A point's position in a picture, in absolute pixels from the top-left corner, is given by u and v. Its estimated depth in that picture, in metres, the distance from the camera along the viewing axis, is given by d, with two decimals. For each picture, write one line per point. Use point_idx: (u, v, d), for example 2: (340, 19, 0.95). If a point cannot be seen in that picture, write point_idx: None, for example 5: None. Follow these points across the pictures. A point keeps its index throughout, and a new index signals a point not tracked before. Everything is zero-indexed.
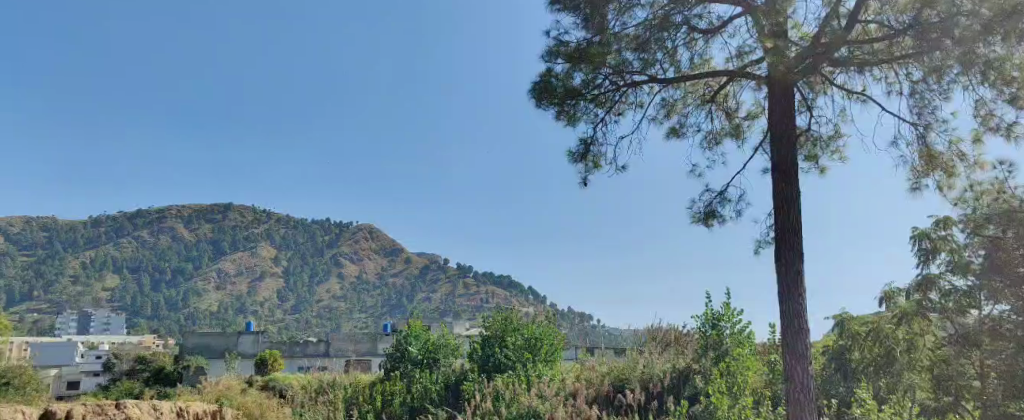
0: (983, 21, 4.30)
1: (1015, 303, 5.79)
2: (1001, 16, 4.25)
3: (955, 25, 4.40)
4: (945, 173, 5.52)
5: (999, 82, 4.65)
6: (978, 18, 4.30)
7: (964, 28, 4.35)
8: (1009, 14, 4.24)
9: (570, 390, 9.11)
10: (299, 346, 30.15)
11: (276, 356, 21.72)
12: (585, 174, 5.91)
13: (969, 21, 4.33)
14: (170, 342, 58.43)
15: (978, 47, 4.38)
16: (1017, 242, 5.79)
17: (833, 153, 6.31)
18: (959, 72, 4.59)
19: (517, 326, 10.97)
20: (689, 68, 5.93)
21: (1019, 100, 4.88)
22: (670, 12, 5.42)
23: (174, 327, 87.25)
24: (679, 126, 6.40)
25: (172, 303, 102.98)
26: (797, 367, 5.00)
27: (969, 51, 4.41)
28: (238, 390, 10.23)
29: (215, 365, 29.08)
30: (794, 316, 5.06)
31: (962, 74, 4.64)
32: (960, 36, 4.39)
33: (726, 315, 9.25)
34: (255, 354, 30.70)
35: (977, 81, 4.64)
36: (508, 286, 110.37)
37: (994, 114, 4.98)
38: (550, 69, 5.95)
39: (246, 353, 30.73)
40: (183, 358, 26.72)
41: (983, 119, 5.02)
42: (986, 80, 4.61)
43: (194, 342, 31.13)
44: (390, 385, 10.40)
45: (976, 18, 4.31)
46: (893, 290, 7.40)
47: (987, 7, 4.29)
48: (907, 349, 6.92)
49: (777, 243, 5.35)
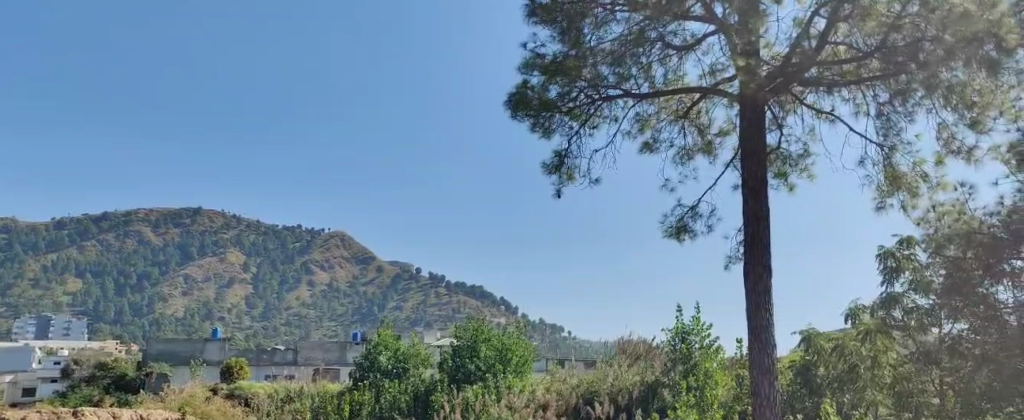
0: (946, 46, 4.48)
1: (973, 321, 5.79)
2: (963, 42, 4.41)
3: (920, 49, 4.64)
4: (909, 193, 5.65)
5: (962, 107, 4.80)
6: (942, 44, 4.49)
7: (929, 53, 4.57)
8: (970, 41, 4.39)
9: (540, 401, 9.09)
10: (268, 355, 29.75)
11: (243, 364, 21.42)
12: (558, 187, 6.01)
13: (933, 46, 4.54)
14: (132, 349, 57.02)
15: (941, 72, 4.57)
16: (978, 263, 5.66)
17: (801, 171, 6.48)
18: (923, 95, 4.79)
19: (489, 336, 10.96)
20: (663, 84, 6.02)
21: (980, 124, 4.98)
22: (645, 28, 5.55)
23: (139, 333, 85.21)
24: (652, 142, 6.54)
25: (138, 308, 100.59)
26: (764, 382, 5.11)
27: (932, 75, 4.61)
28: (203, 398, 10.07)
29: (178, 372, 28.53)
30: (761, 332, 5.18)
31: (926, 98, 4.82)
32: (925, 60, 4.61)
33: (695, 328, 9.38)
34: (220, 362, 30.19)
35: (940, 104, 4.79)
36: (482, 297, 109.87)
37: (956, 137, 5.13)
38: (525, 82, 6.01)
39: (212, 361, 30.21)
40: (143, 365, 26.08)
41: (945, 142, 5.18)
42: (949, 104, 4.76)
43: (158, 349, 30.56)
44: (358, 393, 10.27)
45: (940, 43, 4.50)
46: (858, 307, 7.69)
47: (950, 34, 4.44)
48: (870, 365, 6.86)
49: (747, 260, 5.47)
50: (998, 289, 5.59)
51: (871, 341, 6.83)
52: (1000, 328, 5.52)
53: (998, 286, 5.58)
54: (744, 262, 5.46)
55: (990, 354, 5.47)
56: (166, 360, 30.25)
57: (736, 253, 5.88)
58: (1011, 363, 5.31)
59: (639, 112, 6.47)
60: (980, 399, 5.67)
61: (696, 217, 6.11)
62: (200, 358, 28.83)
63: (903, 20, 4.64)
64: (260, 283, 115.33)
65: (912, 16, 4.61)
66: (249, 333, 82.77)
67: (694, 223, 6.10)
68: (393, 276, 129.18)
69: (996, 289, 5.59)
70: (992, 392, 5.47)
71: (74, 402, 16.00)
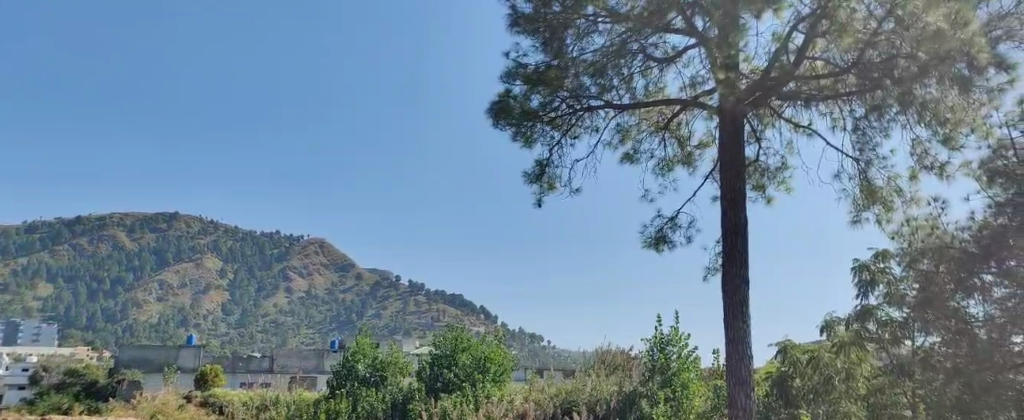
0: (920, 63, 4.63)
1: (944, 334, 5.66)
2: (936, 60, 4.56)
3: (895, 65, 4.76)
4: (883, 207, 5.73)
5: (935, 124, 4.90)
6: (916, 61, 4.63)
7: (903, 70, 4.72)
8: (943, 58, 4.52)
9: (518, 411, 9.04)
10: (243, 363, 29.26)
11: (217, 371, 21.14)
12: (539, 196, 6.09)
13: (907, 63, 4.69)
14: (102, 356, 55.86)
15: (915, 88, 4.70)
16: (950, 277, 5.60)
17: (779, 184, 6.57)
18: (897, 111, 4.90)
19: (467, 345, 10.91)
20: (644, 96, 6.07)
21: (953, 141, 5.06)
22: (626, 40, 5.62)
23: (112, 338, 83.58)
24: (633, 153, 6.61)
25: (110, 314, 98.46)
26: (741, 393, 5.26)
27: (906, 91, 4.73)
28: (175, 406, 9.85)
29: (149, 378, 27.99)
30: (738, 344, 5.33)
31: (901, 114, 4.92)
32: (900, 77, 4.75)
33: (673, 338, 9.41)
34: (194, 369, 29.70)
35: (914, 120, 4.92)
36: (462, 306, 109.27)
37: (929, 153, 5.22)
38: (508, 90, 6.05)
39: (186, 368, 29.72)
40: (112, 372, 25.52)
41: (919, 158, 5.28)
42: (923, 121, 4.87)
43: (130, 355, 29.97)
44: (335, 401, 10.13)
45: (914, 60, 4.64)
46: (833, 318, 7.78)
47: (924, 52, 4.58)
48: (845, 377, 7.21)
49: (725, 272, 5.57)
50: (969, 302, 5.51)
51: (847, 351, 6.99)
52: (971, 341, 5.43)
53: (969, 300, 5.50)
54: (721, 274, 5.58)
55: (961, 367, 5.39)
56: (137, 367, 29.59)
57: (715, 265, 5.97)
58: (980, 376, 5.24)
59: (620, 123, 6.53)
60: (950, 412, 5.41)
61: (676, 227, 6.21)
62: (173, 365, 28.31)
63: (879, 37, 4.75)
64: (239, 289, 113.84)
65: (887, 33, 4.71)
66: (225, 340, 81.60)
67: (673, 234, 6.20)
68: (375, 282, 128.25)
69: (967, 303, 5.51)
70: (963, 406, 5.30)
71: (41, 410, 15.63)
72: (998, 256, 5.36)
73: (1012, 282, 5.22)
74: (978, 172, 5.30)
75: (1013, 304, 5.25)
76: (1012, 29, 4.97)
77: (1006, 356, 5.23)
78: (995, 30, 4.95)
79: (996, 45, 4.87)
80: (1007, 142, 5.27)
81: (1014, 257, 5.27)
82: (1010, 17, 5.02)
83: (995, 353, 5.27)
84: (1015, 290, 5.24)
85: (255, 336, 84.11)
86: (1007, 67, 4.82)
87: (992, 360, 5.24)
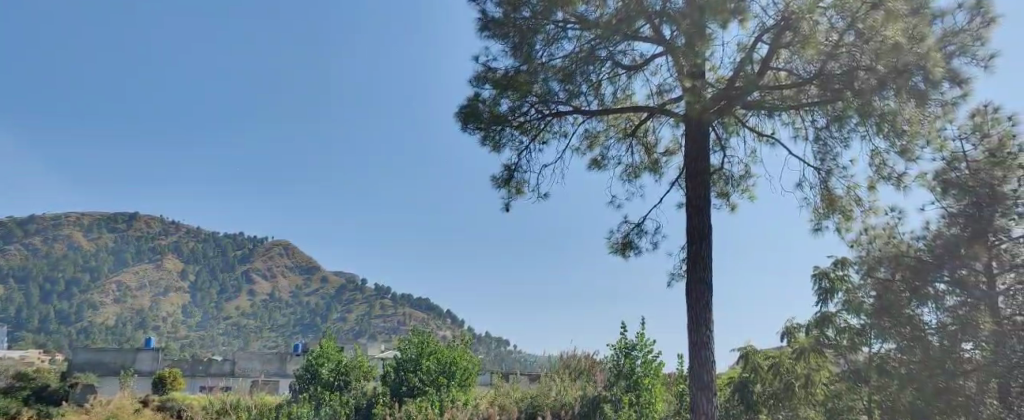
0: (879, 76, 4.73)
1: (900, 342, 5.39)
2: (894, 73, 4.71)
3: (856, 78, 4.85)
4: (843, 216, 5.87)
5: (893, 136, 4.97)
6: (875, 73, 4.74)
7: (863, 82, 4.78)
8: (901, 72, 4.69)
9: (483, 414, 9.02)
10: (203, 366, 28.74)
11: (177, 375, 20.76)
12: (508, 200, 6.17)
13: (867, 75, 4.77)
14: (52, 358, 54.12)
15: (874, 100, 4.74)
16: (904, 286, 5.41)
17: (743, 192, 6.70)
18: (857, 123, 4.87)
19: (433, 350, 10.85)
20: (612, 102, 6.13)
21: (909, 153, 5.13)
22: (595, 47, 5.57)
23: (67, 341, 81.03)
24: (600, 159, 6.69)
25: (66, 315, 95.53)
26: (703, 398, 5.33)
27: (864, 104, 4.77)
28: (131, 411, 9.59)
29: (104, 382, 27.34)
30: (701, 349, 5.39)
31: (860, 125, 4.90)
32: (860, 88, 4.80)
33: (639, 344, 9.51)
34: (153, 373, 29.09)
35: (873, 132, 4.89)
36: (431, 310, 108.59)
37: (887, 164, 5.32)
38: (477, 94, 6.09)
39: (144, 371, 29.11)
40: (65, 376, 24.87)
41: (877, 168, 5.40)
42: (882, 133, 4.89)
43: (83, 358, 29.24)
44: (297, 406, 9.98)
45: (874, 73, 4.75)
46: (795, 324, 7.92)
47: (883, 64, 4.73)
48: (804, 383, 7.40)
49: (689, 277, 5.63)
50: (924, 310, 5.31)
51: (805, 358, 7.13)
52: (924, 349, 5.23)
53: (924, 307, 5.30)
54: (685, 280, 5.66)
55: (915, 374, 5.18)
56: (92, 369, 28.88)
57: (680, 271, 6.08)
58: (932, 382, 5.05)
59: (588, 129, 6.61)
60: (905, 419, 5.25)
61: (642, 233, 6.29)
62: (130, 369, 27.70)
63: (840, 49, 4.91)
64: (206, 290, 111.76)
65: (848, 45, 4.89)
66: (187, 343, 79.86)
67: (639, 240, 6.28)
68: (345, 285, 126.98)
69: (921, 311, 5.31)
70: (912, 411, 5.13)
71: None
72: (951, 264, 5.21)
73: (963, 289, 5.08)
74: (932, 182, 5.42)
75: (964, 312, 5.04)
76: (965, 45, 5.11)
77: (956, 364, 5.02)
78: (949, 46, 5.08)
79: (950, 60, 5.01)
80: (959, 153, 5.39)
81: (965, 266, 5.16)
82: (963, 34, 5.15)
83: (946, 361, 5.06)
84: (966, 298, 5.07)
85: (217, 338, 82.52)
86: (961, 82, 4.98)
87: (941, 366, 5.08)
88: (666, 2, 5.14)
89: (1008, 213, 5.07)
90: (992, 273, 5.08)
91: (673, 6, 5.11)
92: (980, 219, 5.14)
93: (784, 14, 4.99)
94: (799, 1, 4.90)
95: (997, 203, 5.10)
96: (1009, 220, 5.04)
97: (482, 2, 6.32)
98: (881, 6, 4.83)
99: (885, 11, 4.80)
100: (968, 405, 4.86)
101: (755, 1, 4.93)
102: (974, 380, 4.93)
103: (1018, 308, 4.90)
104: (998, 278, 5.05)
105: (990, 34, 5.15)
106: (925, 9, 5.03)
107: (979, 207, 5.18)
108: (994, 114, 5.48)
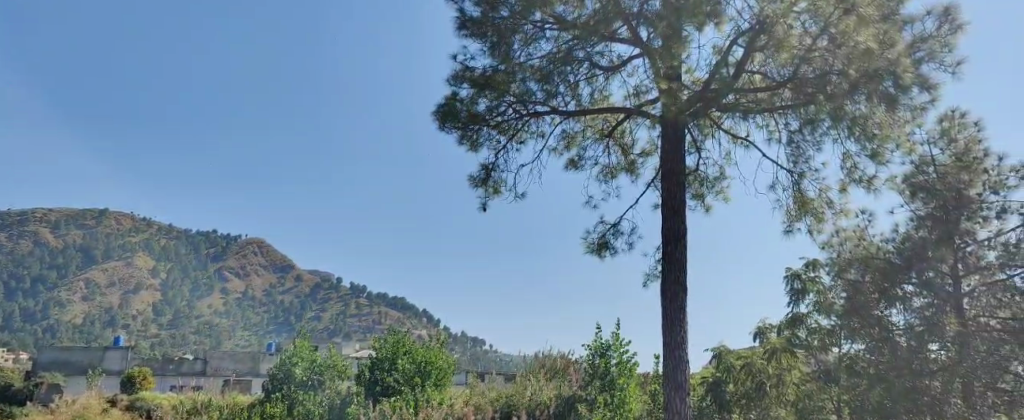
0: (850, 80, 4.81)
1: (869, 342, 5.36)
2: (865, 77, 4.78)
3: (828, 82, 4.92)
4: (815, 218, 5.95)
5: (863, 139, 5.02)
6: (847, 78, 4.81)
7: (834, 86, 4.87)
8: (871, 76, 4.75)
9: (457, 414, 9.00)
10: (174, 365, 28.27)
11: (146, 374, 20.44)
12: (485, 199, 6.17)
13: (839, 79, 4.85)
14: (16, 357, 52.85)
15: (846, 104, 4.85)
16: (874, 287, 5.38)
17: (718, 193, 6.76)
18: (829, 125, 4.99)
19: (408, 349, 10.81)
20: (589, 103, 6.15)
21: (880, 157, 5.15)
22: (572, 48, 5.58)
23: (33, 339, 79.18)
24: (577, 159, 6.72)
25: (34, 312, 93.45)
26: (676, 398, 5.36)
27: (837, 107, 4.87)
28: (98, 411, 9.43)
29: (71, 381, 26.83)
30: (675, 349, 5.44)
31: (832, 128, 5.02)
32: (832, 92, 4.89)
33: (614, 344, 9.56)
34: (121, 372, 28.60)
35: (845, 135, 5.00)
36: (410, 310, 107.94)
37: (859, 167, 5.41)
38: (454, 93, 6.08)
39: (112, 370, 28.63)
40: (29, 374, 24.34)
41: (849, 171, 5.48)
42: (852, 136, 4.98)
43: (49, 357, 28.71)
44: (270, 405, 9.88)
45: (845, 77, 4.82)
46: (767, 325, 8.01)
47: (854, 69, 4.79)
48: (776, 383, 7.44)
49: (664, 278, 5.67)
50: (892, 311, 5.29)
51: (777, 358, 7.20)
52: (892, 349, 5.21)
53: (892, 309, 5.27)
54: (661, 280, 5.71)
55: (883, 374, 5.15)
56: (60, 368, 28.36)
57: (655, 271, 6.14)
58: (899, 382, 5.02)
59: (566, 129, 6.63)
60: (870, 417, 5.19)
61: (618, 234, 6.33)
62: (98, 368, 27.25)
63: (813, 53, 4.96)
64: (181, 288, 110.15)
65: (822, 49, 4.93)
66: (160, 341, 78.52)
67: (615, 241, 6.32)
68: (323, 284, 125.95)
69: (890, 312, 5.29)
70: (881, 411, 5.09)
71: None
72: (918, 267, 5.22)
73: (930, 291, 5.12)
74: (901, 185, 5.45)
75: (932, 312, 5.09)
76: (933, 51, 5.19)
77: (921, 364, 5.02)
78: (918, 51, 5.16)
79: (919, 65, 5.08)
80: (928, 158, 5.44)
81: (933, 267, 5.18)
82: (931, 40, 5.24)
83: (913, 361, 5.06)
84: (932, 299, 5.11)
85: (189, 336, 81.28)
86: (930, 87, 5.07)
87: (909, 366, 5.05)
88: (643, 4, 5.17)
89: (973, 216, 5.24)
90: (958, 275, 5.19)
91: (650, 8, 5.13)
92: (947, 221, 5.23)
93: (759, 18, 5.03)
94: (774, 5, 4.95)
95: (964, 206, 5.22)
96: (974, 223, 5.22)
97: (460, 1, 6.29)
98: (854, 12, 4.87)
99: (857, 17, 4.86)
100: (935, 405, 4.84)
101: (731, 5, 4.95)
102: (939, 380, 4.93)
103: (981, 309, 5.08)
104: (964, 279, 5.18)
105: (956, 41, 5.25)
106: (895, 16, 5.11)
107: (945, 210, 5.27)
108: (961, 120, 5.62)
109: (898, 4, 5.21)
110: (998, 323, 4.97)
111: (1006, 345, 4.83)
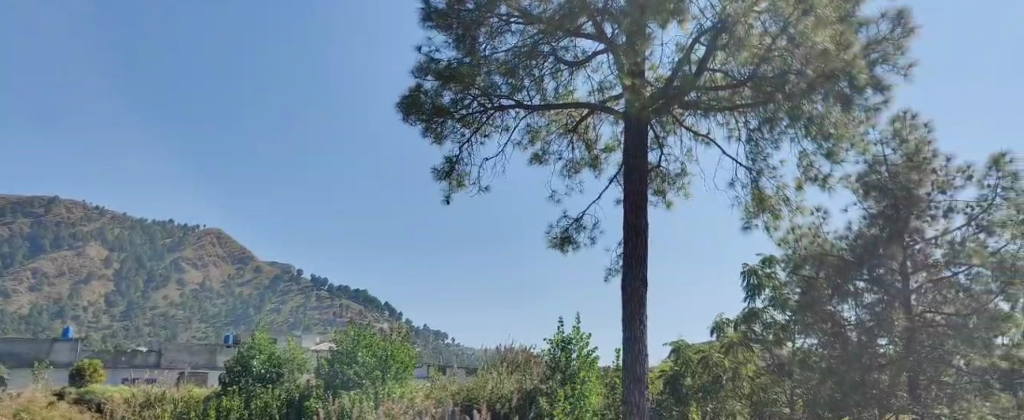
0: (808, 80, 4.91)
1: (823, 337, 5.45)
2: (822, 78, 4.89)
3: (787, 81, 4.97)
4: (772, 216, 6.06)
5: (820, 138, 5.07)
6: (805, 77, 4.91)
7: (793, 85, 4.95)
8: (828, 76, 4.87)
9: (419, 407, 8.95)
10: (127, 358, 27.62)
11: (97, 367, 19.92)
12: (448, 192, 6.16)
13: (797, 79, 4.93)
14: None
15: (804, 103, 4.96)
16: (827, 283, 5.44)
17: (680, 189, 6.83)
18: (787, 124, 5.12)
19: (370, 341, 10.72)
20: (555, 98, 6.15)
21: (835, 155, 5.17)
22: (538, 42, 5.62)
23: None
24: (541, 154, 6.75)
25: None
26: (635, 391, 5.41)
27: (796, 106, 4.99)
28: (44, 404, 9.15)
29: (16, 373, 26.01)
30: (635, 343, 5.49)
31: (790, 127, 5.13)
32: (789, 91, 4.98)
33: (575, 338, 9.60)
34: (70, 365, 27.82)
35: (802, 134, 5.09)
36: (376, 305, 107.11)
37: (815, 166, 5.52)
38: (419, 85, 6.05)
39: (61, 362, 27.83)
40: None
41: (805, 170, 5.59)
42: (809, 134, 5.06)
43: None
44: (227, 398, 9.72)
45: (804, 77, 4.91)
46: (725, 320, 8.14)
47: (812, 69, 4.89)
48: (732, 376, 7.51)
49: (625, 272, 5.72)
50: (844, 307, 5.39)
51: (733, 352, 7.17)
52: (843, 344, 5.34)
53: (844, 305, 5.37)
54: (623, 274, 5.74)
55: (833, 367, 5.26)
56: (5, 359, 27.49)
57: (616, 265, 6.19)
58: (849, 375, 5.15)
59: (530, 124, 6.63)
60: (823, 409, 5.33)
61: (581, 229, 6.37)
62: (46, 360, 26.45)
63: (773, 53, 4.99)
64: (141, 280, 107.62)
65: (780, 49, 4.97)
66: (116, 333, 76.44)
67: (578, 235, 6.36)
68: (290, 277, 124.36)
69: (842, 308, 5.39)
70: (832, 404, 5.21)
71: None
72: (869, 264, 5.32)
73: (880, 287, 5.26)
74: (855, 184, 5.58)
75: (880, 309, 5.21)
76: (888, 53, 5.32)
77: (872, 358, 5.16)
78: (872, 53, 5.27)
79: (874, 67, 5.20)
80: (880, 157, 5.50)
81: (883, 265, 5.30)
82: (885, 42, 5.36)
83: (863, 355, 5.20)
84: (882, 295, 5.25)
85: (148, 330, 79.32)
86: (883, 89, 5.19)
87: (860, 360, 5.19)
88: (608, 1, 5.13)
89: (922, 215, 5.29)
90: (907, 273, 5.27)
91: (615, 5, 5.08)
92: (898, 220, 5.29)
93: (721, 16, 5.07)
94: (737, 4, 5.00)
95: (914, 205, 5.30)
96: (923, 221, 5.27)
97: None
98: (812, 12, 4.91)
99: (816, 17, 4.90)
100: (881, 397, 5.04)
101: (695, 4, 4.97)
102: (887, 374, 5.10)
103: (927, 305, 5.14)
104: (912, 276, 5.25)
105: (908, 44, 5.38)
106: (851, 17, 5.22)
107: (896, 208, 5.33)
108: (913, 120, 5.65)
109: (853, 7, 5.32)
110: (942, 319, 5.02)
111: (950, 341, 4.88)
